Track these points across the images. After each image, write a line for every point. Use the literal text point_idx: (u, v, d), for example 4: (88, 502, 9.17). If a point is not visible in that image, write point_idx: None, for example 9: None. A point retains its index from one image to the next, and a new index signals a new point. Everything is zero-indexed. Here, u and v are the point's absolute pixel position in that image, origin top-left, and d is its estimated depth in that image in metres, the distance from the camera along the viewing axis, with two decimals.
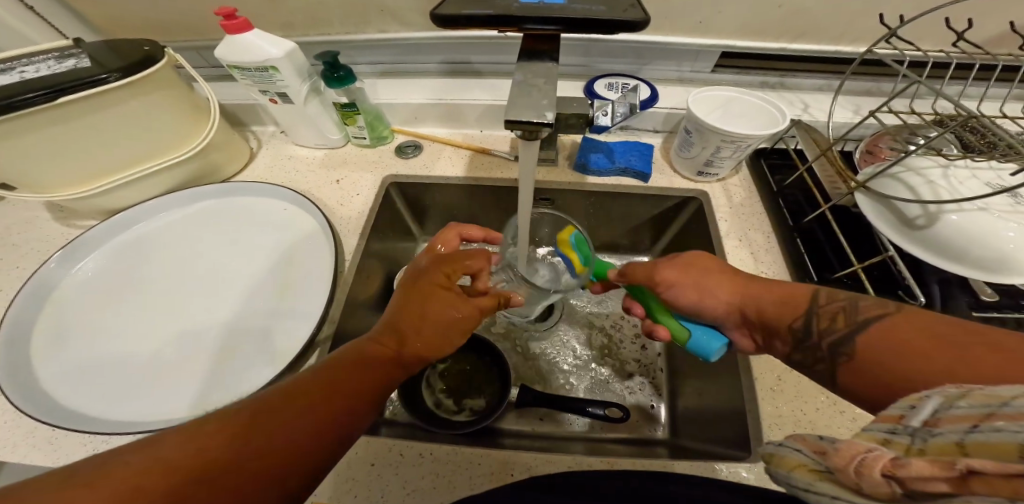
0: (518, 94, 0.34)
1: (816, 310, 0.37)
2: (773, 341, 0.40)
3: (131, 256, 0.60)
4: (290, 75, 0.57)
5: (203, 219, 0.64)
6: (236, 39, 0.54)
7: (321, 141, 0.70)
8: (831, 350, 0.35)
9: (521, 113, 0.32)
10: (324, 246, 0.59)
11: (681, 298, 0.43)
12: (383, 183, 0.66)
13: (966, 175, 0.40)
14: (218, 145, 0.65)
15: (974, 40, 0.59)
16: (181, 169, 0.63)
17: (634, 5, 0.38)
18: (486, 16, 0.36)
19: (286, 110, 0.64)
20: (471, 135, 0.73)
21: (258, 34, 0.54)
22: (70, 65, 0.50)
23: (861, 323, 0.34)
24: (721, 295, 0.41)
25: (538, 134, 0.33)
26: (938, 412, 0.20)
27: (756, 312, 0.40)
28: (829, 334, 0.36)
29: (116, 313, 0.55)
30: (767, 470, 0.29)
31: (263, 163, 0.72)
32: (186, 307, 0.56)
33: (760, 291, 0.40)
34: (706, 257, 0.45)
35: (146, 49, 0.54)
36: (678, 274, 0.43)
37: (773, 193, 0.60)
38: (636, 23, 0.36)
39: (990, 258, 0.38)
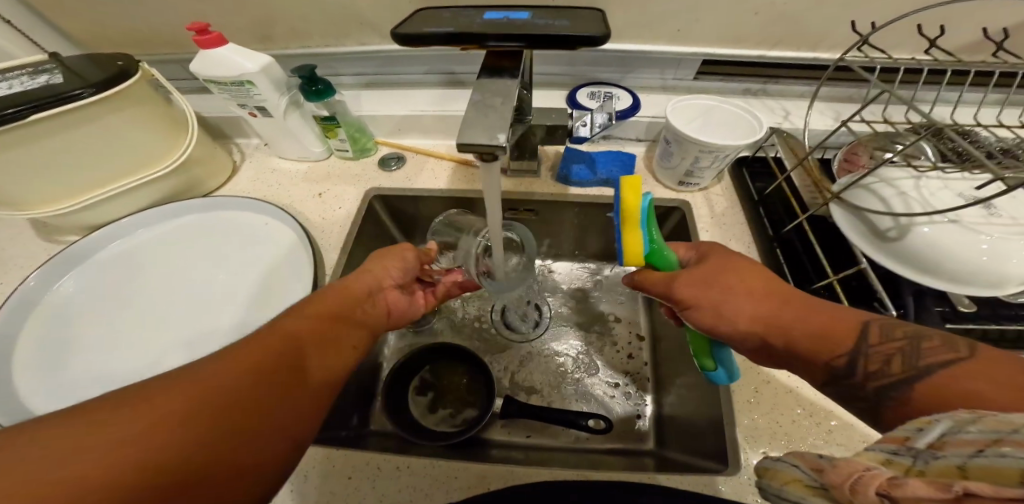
0: (476, 114, 0.34)
1: (863, 349, 0.32)
2: (804, 370, 0.36)
3: (114, 271, 0.60)
4: (267, 89, 0.57)
5: (186, 233, 0.64)
6: (209, 54, 0.54)
7: (303, 154, 0.70)
8: (878, 393, 0.31)
9: (477, 134, 0.32)
10: (304, 260, 0.59)
11: (701, 318, 0.39)
12: (365, 196, 0.66)
13: (938, 186, 0.40)
14: (199, 159, 0.65)
15: (951, 46, 0.59)
16: (163, 184, 0.63)
17: (600, 19, 0.38)
18: (449, 33, 0.36)
19: (266, 124, 0.64)
20: (454, 145, 0.73)
21: (231, 48, 0.54)
22: (44, 81, 0.50)
23: (920, 368, 0.29)
24: (742, 316, 0.37)
25: (495, 155, 0.32)
26: (946, 436, 0.19)
27: (782, 344, 0.36)
28: (880, 377, 0.31)
29: (99, 329, 0.55)
30: (760, 485, 0.28)
31: (247, 176, 0.71)
32: (168, 322, 0.55)
33: (792, 320, 0.36)
34: (741, 267, 0.40)
35: (120, 63, 0.54)
36: (703, 290, 0.39)
37: (754, 202, 0.60)
38: (600, 38, 0.36)
39: (962, 270, 0.38)
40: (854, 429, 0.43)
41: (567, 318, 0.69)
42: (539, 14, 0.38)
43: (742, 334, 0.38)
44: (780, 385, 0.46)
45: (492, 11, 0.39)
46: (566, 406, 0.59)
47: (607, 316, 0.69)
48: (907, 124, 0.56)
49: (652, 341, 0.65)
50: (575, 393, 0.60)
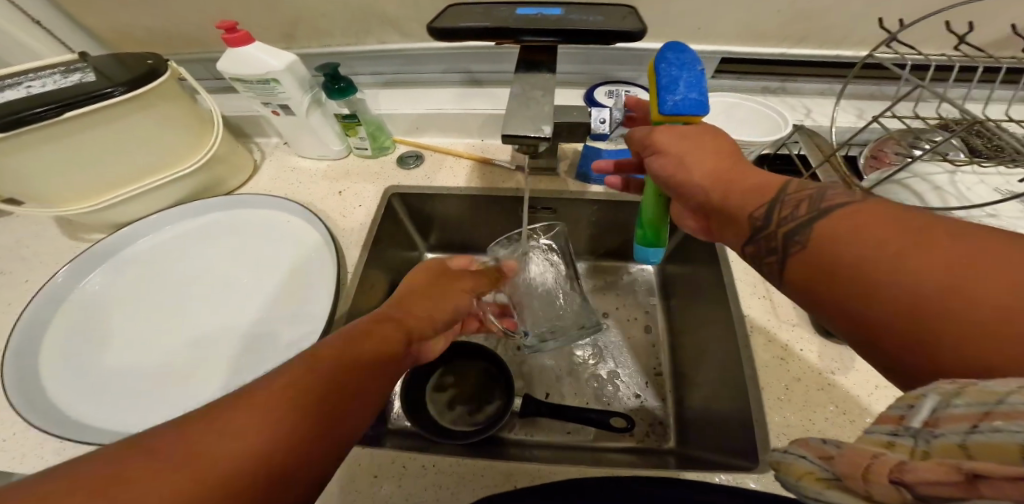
0: (516, 107, 0.34)
1: (782, 197, 0.31)
2: (725, 230, 0.35)
3: (139, 269, 0.60)
4: (291, 87, 0.58)
5: (207, 232, 0.64)
6: (237, 52, 0.54)
7: (323, 152, 0.70)
8: (784, 239, 0.30)
9: (518, 126, 0.33)
10: (326, 256, 0.59)
11: (661, 167, 0.36)
12: (385, 194, 0.65)
13: (974, 181, 0.41)
14: (223, 158, 0.66)
15: (976, 43, 0.58)
16: (188, 182, 0.64)
17: (632, 13, 0.38)
18: (483, 28, 0.36)
19: (288, 122, 0.64)
20: (472, 144, 0.73)
21: (259, 46, 0.55)
22: (77, 79, 0.51)
23: (824, 210, 0.29)
24: (700, 169, 0.34)
25: (537, 148, 0.33)
26: (938, 411, 0.17)
27: (720, 199, 0.34)
28: (789, 220, 0.30)
29: (124, 326, 0.55)
30: (770, 475, 0.25)
31: (268, 174, 0.71)
32: (191, 318, 0.56)
33: (735, 178, 0.34)
34: (715, 127, 0.36)
35: (150, 62, 0.54)
36: (678, 135, 0.35)
37: None
38: (635, 33, 0.36)
39: None
40: None
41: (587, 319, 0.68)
42: (570, 10, 0.39)
43: (688, 185, 0.35)
44: (811, 382, 0.46)
45: (524, 7, 0.39)
46: (587, 405, 0.58)
47: (622, 313, 0.69)
48: (935, 121, 0.56)
49: (672, 341, 0.64)
50: (597, 393, 0.59)
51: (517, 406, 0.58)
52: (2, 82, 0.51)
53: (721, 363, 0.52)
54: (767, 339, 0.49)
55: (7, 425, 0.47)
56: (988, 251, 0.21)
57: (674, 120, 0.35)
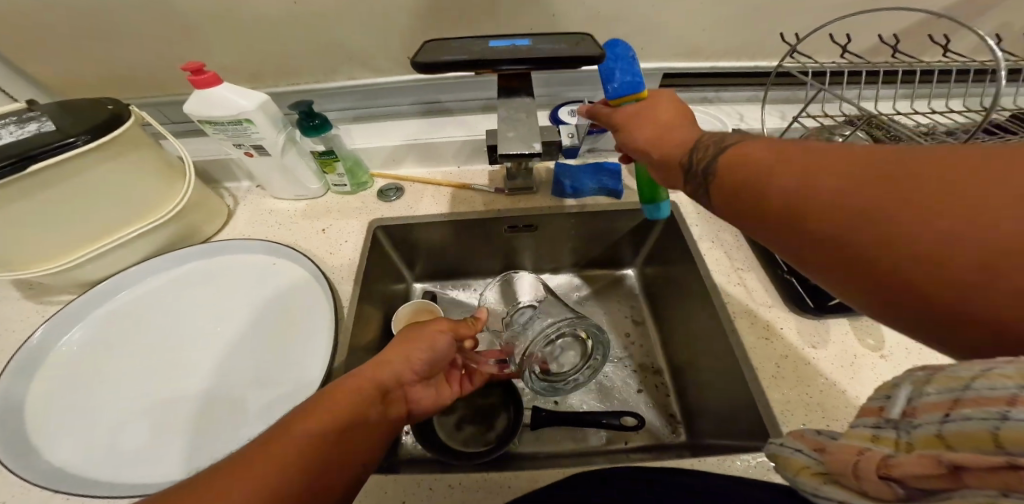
0: (506, 126, 0.40)
1: (696, 152, 0.36)
2: (672, 181, 0.39)
3: (120, 323, 0.57)
4: (265, 127, 0.56)
5: (196, 278, 0.62)
6: (205, 93, 0.52)
7: (300, 192, 0.68)
8: (704, 174, 0.34)
9: (512, 146, 0.39)
10: (320, 295, 0.59)
11: (621, 139, 0.43)
12: (368, 228, 0.66)
13: None
14: (198, 204, 0.64)
15: (864, 50, 0.70)
16: (162, 232, 0.61)
17: (585, 39, 0.43)
18: (462, 61, 0.40)
19: (262, 163, 0.62)
20: (447, 171, 0.75)
21: (228, 86, 0.53)
22: (35, 129, 0.48)
23: (723, 150, 0.34)
24: (643, 132, 0.40)
25: (528, 162, 0.39)
26: (913, 400, 0.22)
27: (660, 158, 0.39)
28: (705, 161, 0.34)
29: (117, 374, 0.52)
30: (776, 468, 0.31)
31: (244, 217, 0.69)
32: (190, 362, 0.54)
33: (672, 137, 0.39)
34: (658, 103, 0.41)
35: (111, 109, 0.53)
36: (632, 114, 0.41)
37: None
38: (595, 57, 0.41)
39: None
40: (857, 388, 0.49)
41: None
42: (537, 40, 0.43)
43: (637, 150, 0.41)
44: (798, 359, 0.52)
45: (495, 39, 0.43)
46: (593, 407, 0.62)
47: (612, 316, 0.74)
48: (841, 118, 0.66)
49: (661, 338, 0.69)
50: (600, 395, 0.63)
51: (528, 419, 0.60)
52: None
53: (713, 350, 0.57)
54: (747, 322, 0.56)
55: None
56: (922, 172, 0.23)
57: (619, 103, 0.43)
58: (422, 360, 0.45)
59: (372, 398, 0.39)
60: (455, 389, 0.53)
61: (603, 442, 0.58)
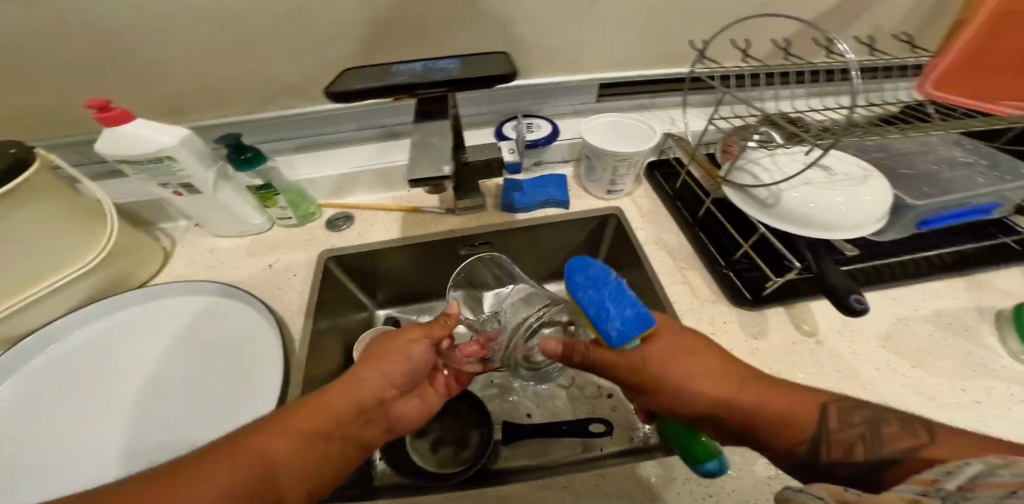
0: (420, 154, 0.39)
1: (824, 435, 0.31)
2: (753, 442, 0.34)
3: (46, 381, 0.51)
4: (191, 162, 0.52)
5: (135, 324, 0.56)
6: (118, 132, 0.48)
7: (242, 228, 0.64)
8: (831, 471, 0.31)
9: (425, 170, 0.37)
10: (269, 333, 0.55)
11: (660, 403, 0.35)
12: (318, 260, 0.64)
13: (788, 158, 0.50)
14: (126, 248, 0.56)
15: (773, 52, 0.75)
16: (82, 283, 0.53)
17: (501, 58, 0.45)
18: (379, 88, 0.41)
19: (194, 202, 0.58)
20: (398, 196, 0.74)
21: (144, 123, 0.49)
22: None
23: (883, 461, 0.29)
24: (704, 382, 0.34)
25: (442, 186, 0.38)
26: (979, 477, 0.22)
27: (743, 420, 0.33)
28: (849, 461, 0.30)
29: (49, 439, 0.47)
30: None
31: (184, 260, 0.64)
32: (134, 417, 0.49)
33: (761, 412, 0.32)
34: (692, 342, 0.36)
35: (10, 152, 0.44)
36: (670, 357, 0.34)
37: (668, 196, 0.66)
38: (502, 79, 0.43)
39: (831, 218, 0.45)
40: None
41: None
42: (453, 63, 0.44)
43: (704, 415, 0.34)
44: None
45: (412, 64, 0.44)
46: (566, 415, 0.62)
47: None
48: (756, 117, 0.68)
49: None
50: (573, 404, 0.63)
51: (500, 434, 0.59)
52: None
53: None
54: None
55: None
56: None
57: (626, 345, 0.32)
58: (401, 373, 0.41)
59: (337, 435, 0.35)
60: (444, 394, 0.49)
61: (580, 450, 0.58)
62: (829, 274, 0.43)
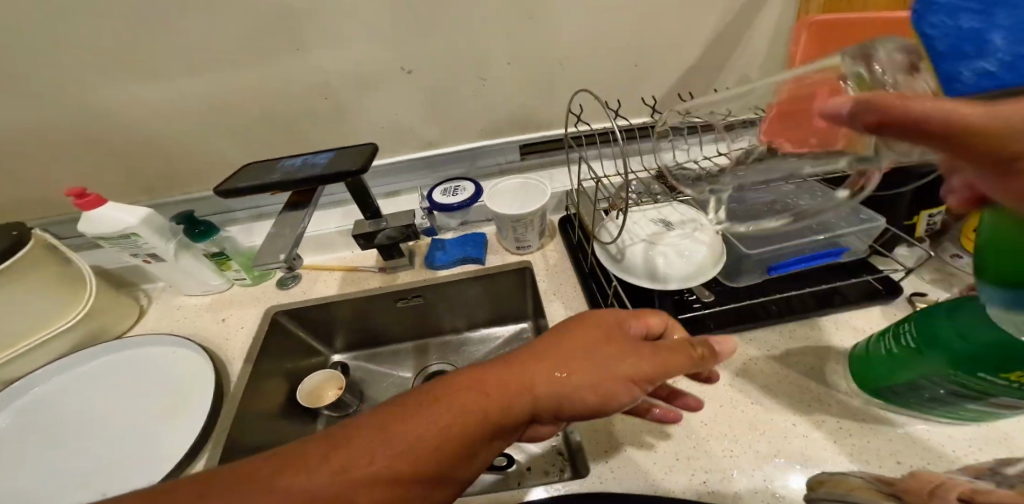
0: (265, 243, 0.42)
1: None
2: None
3: (24, 423, 0.58)
4: (151, 237, 0.62)
5: (101, 373, 0.63)
6: (91, 214, 0.59)
7: (206, 287, 0.73)
8: None
9: (265, 259, 0.41)
10: (207, 374, 0.61)
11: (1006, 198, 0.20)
12: (266, 314, 0.70)
13: (640, 218, 0.46)
14: (104, 307, 0.66)
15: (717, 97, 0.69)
16: (66, 338, 0.63)
17: (367, 148, 0.48)
18: (250, 186, 0.43)
19: (160, 268, 0.68)
20: (342, 256, 0.78)
21: (112, 206, 0.60)
22: None
23: None
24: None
25: (289, 266, 0.41)
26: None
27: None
28: None
29: (17, 475, 0.53)
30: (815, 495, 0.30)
31: (157, 314, 0.72)
32: (85, 459, 0.54)
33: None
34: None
35: (15, 233, 0.56)
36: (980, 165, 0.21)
37: (570, 251, 0.62)
38: (366, 166, 0.45)
39: (680, 271, 0.41)
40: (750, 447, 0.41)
41: None
42: (325, 155, 0.48)
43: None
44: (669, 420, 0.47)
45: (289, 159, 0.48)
46: None
47: None
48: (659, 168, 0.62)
49: None
50: None
51: None
52: None
53: None
54: None
55: None
56: None
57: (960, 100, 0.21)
58: (594, 398, 0.30)
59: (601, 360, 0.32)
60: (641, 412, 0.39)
61: None
62: None
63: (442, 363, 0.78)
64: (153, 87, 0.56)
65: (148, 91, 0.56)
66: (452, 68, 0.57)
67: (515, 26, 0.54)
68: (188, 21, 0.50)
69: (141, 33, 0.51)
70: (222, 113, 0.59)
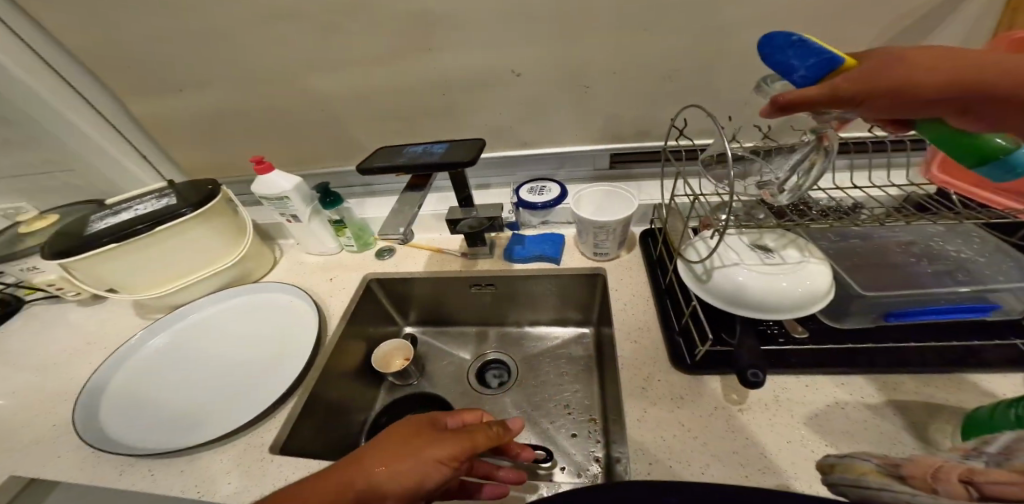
0: (391, 218, 0.49)
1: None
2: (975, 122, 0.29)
3: (183, 338, 0.71)
4: (298, 202, 0.72)
5: (236, 308, 0.75)
6: (262, 176, 0.70)
7: (322, 249, 0.83)
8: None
9: (391, 231, 0.46)
10: (311, 324, 0.70)
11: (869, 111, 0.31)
12: (363, 281, 0.78)
13: (736, 240, 0.45)
14: (252, 255, 0.78)
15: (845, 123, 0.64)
16: (225, 276, 0.75)
17: (476, 144, 0.52)
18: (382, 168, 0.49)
19: (296, 228, 0.78)
20: (432, 237, 0.85)
21: (278, 172, 0.71)
22: (165, 202, 0.66)
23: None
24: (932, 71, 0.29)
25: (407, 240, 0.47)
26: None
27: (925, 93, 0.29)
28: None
29: (173, 379, 0.65)
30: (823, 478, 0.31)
31: (286, 267, 0.84)
32: (225, 378, 0.65)
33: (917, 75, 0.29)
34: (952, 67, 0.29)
35: (209, 187, 0.70)
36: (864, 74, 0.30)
37: (653, 266, 0.62)
38: (476, 160, 0.49)
39: (780, 298, 0.40)
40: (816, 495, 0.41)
41: (549, 377, 0.77)
42: (444, 147, 0.53)
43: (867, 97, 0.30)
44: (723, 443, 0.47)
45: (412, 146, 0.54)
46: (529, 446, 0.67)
47: (576, 373, 0.76)
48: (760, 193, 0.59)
49: (606, 399, 0.68)
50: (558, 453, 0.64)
51: None
52: (115, 207, 0.66)
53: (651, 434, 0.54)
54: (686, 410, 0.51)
55: (53, 461, 0.55)
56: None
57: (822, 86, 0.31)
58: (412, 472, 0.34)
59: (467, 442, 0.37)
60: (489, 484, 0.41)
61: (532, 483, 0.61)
62: (744, 347, 0.42)
63: (499, 352, 0.82)
64: (304, 75, 0.64)
65: (298, 82, 0.65)
66: (569, 74, 0.60)
67: (639, 33, 0.55)
68: (343, 22, 0.57)
69: (302, 33, 0.59)
70: (356, 101, 0.67)
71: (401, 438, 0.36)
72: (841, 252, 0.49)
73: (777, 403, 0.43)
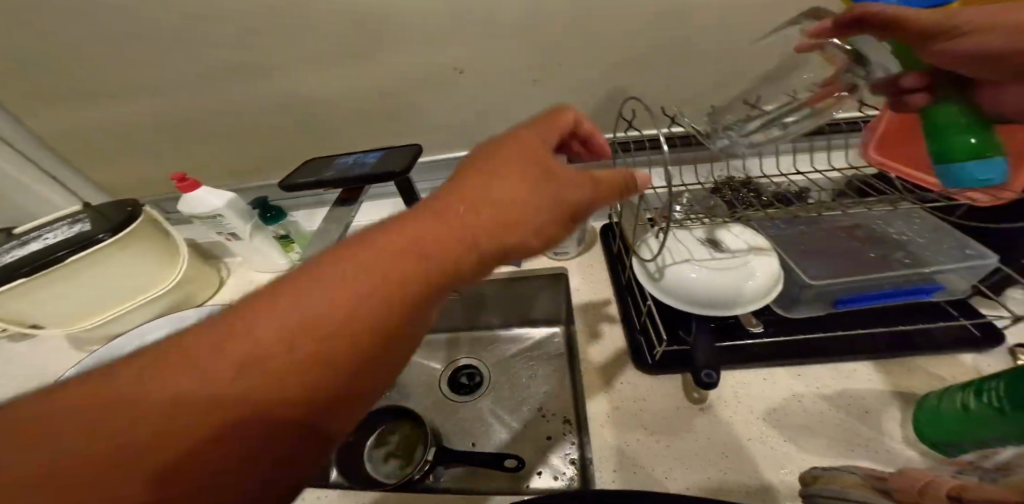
0: (323, 234, 0.45)
1: None
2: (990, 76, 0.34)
3: None
4: (235, 218, 0.67)
5: None
6: (189, 195, 0.65)
7: (272, 266, 0.79)
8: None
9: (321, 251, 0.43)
10: None
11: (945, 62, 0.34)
12: None
13: (686, 235, 0.44)
14: (192, 277, 0.73)
15: None
16: (161, 302, 0.70)
17: (414, 150, 0.49)
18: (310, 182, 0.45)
19: (240, 246, 0.73)
20: None
21: (206, 189, 0.65)
22: (78, 229, 0.61)
23: None
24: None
25: None
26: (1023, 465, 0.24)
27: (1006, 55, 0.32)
28: None
29: None
30: (805, 489, 0.32)
31: (233, 287, 0.79)
32: None
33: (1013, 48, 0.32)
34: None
35: (131, 209, 0.64)
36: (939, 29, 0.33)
37: (612, 263, 0.60)
38: (410, 167, 0.46)
39: (735, 295, 0.40)
40: None
41: (519, 380, 0.76)
42: (379, 154, 0.49)
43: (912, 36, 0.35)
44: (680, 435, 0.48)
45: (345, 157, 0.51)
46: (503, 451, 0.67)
47: (546, 373, 0.76)
48: (714, 182, 0.59)
49: (576, 397, 0.68)
50: (531, 456, 0.64)
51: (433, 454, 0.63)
52: (25, 237, 0.61)
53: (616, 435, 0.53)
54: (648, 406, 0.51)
55: None
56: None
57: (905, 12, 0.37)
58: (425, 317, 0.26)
59: (393, 334, 0.24)
60: None
61: (506, 487, 0.60)
62: (699, 346, 0.41)
63: (471, 358, 0.81)
64: (227, 86, 0.60)
65: (222, 94, 0.61)
66: (515, 68, 0.58)
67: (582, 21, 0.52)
68: (264, 24, 0.53)
69: (219, 41, 0.54)
70: (292, 106, 0.63)
71: (399, 258, 0.24)
72: (790, 239, 0.48)
73: (736, 400, 0.42)
